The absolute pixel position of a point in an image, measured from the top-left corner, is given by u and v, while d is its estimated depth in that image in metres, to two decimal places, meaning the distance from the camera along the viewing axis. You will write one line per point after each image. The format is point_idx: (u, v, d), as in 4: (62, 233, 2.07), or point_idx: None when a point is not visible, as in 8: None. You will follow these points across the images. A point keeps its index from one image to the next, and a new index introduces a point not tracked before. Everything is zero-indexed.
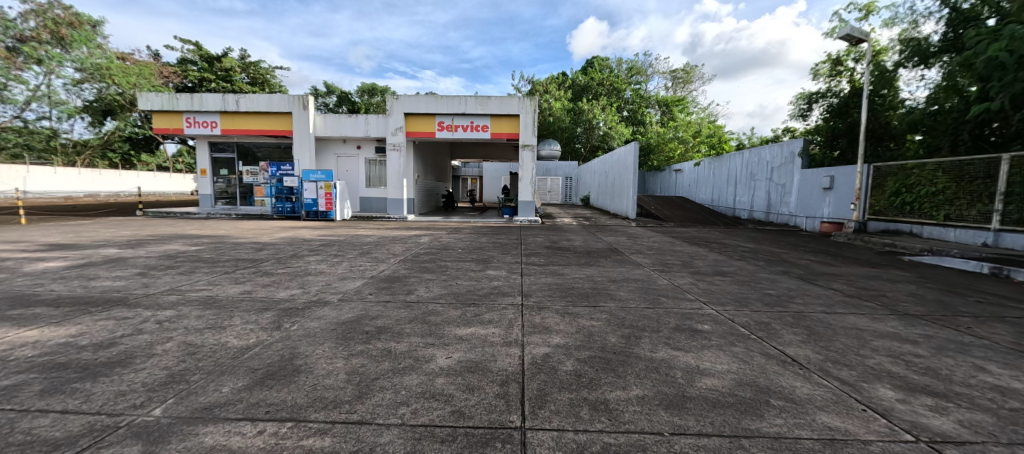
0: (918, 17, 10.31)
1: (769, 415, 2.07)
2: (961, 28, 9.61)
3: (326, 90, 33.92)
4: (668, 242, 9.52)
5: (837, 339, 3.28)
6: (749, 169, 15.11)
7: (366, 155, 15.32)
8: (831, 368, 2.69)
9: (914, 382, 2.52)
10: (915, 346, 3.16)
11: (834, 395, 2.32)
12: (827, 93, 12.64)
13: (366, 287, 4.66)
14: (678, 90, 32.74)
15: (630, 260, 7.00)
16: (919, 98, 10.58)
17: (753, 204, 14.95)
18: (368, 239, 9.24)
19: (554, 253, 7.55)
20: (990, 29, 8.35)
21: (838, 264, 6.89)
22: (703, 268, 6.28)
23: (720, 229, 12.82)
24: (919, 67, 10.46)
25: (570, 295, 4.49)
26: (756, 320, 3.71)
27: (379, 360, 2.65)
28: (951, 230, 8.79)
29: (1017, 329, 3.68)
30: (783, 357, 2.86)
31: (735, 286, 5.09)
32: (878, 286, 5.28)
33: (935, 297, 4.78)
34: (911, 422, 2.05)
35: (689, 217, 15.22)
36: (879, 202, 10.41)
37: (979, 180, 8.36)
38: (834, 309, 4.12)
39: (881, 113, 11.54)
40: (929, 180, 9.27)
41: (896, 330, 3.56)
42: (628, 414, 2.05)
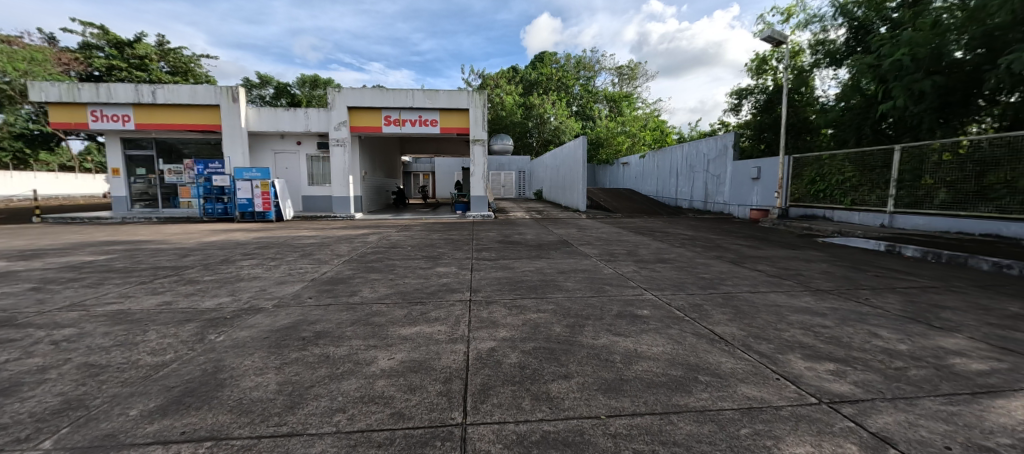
0: (827, 24, 11.45)
1: (696, 391, 2.23)
2: (860, 34, 10.82)
3: (261, 82, 31.52)
4: (616, 233, 9.95)
5: (759, 315, 3.59)
6: (689, 162, 16.09)
7: (307, 151, 14.46)
8: (752, 343, 2.93)
9: (821, 350, 2.82)
10: (824, 318, 3.53)
11: (754, 368, 2.53)
12: (755, 89, 13.75)
13: (306, 291, 4.41)
14: (624, 86, 33.93)
15: (579, 251, 7.21)
16: (831, 96, 11.79)
17: (693, 194, 15.88)
18: (310, 239, 8.76)
19: (506, 247, 7.60)
20: (887, 37, 9.48)
21: (764, 247, 7.55)
22: (646, 256, 6.60)
23: (664, 219, 13.56)
24: (830, 67, 11.67)
25: (518, 288, 4.53)
26: (690, 303, 3.97)
27: (314, 366, 2.52)
28: (857, 213, 9.86)
29: (904, 298, 4.22)
30: (711, 336, 3.07)
31: (673, 272, 5.41)
32: (796, 265, 5.85)
33: (843, 274, 5.35)
34: (816, 386, 2.29)
35: (637, 208, 15.92)
36: (799, 190, 11.48)
37: (878, 169, 9.42)
38: (758, 288, 4.52)
39: (800, 109, 12.77)
40: (838, 170, 10.37)
41: (809, 304, 3.95)
42: (568, 401, 2.11)
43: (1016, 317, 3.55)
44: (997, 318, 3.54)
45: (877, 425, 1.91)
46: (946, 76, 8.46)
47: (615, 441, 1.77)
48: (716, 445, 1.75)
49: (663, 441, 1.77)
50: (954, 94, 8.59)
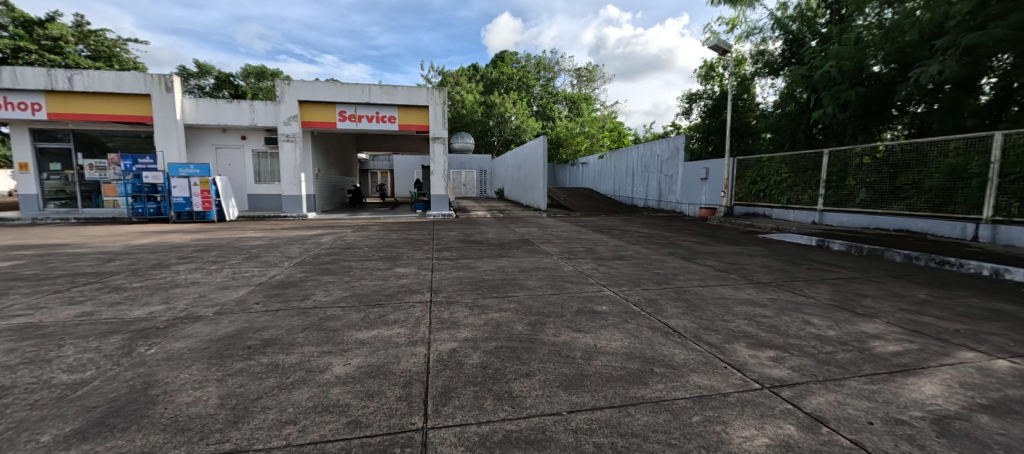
0: (766, 36, 12.34)
1: (652, 382, 2.32)
2: (795, 46, 11.76)
3: (200, 71, 29.08)
4: (575, 231, 10.16)
5: (708, 308, 3.80)
6: (644, 162, 16.77)
7: (253, 146, 13.55)
8: (702, 335, 3.10)
9: (763, 339, 3.03)
10: (765, 308, 3.80)
11: (704, 358, 2.67)
12: (704, 94, 14.59)
13: (252, 296, 4.13)
14: (583, 87, 34.73)
15: (540, 249, 7.29)
16: (770, 103, 12.73)
17: (647, 193, 16.57)
18: (257, 241, 8.21)
19: (467, 247, 7.53)
20: (817, 50, 10.39)
21: (712, 243, 8.02)
22: (604, 254, 6.80)
23: (620, 217, 14.04)
24: (769, 76, 12.61)
25: (480, 288, 4.50)
26: (646, 297, 4.14)
27: (262, 377, 2.35)
28: (792, 211, 10.70)
29: (833, 287, 4.64)
30: (665, 329, 3.21)
31: (630, 268, 5.60)
32: (740, 260, 6.26)
33: (780, 267, 5.80)
34: (759, 373, 2.45)
35: (595, 207, 16.37)
36: (742, 190, 12.30)
37: (810, 170, 10.28)
38: (707, 282, 4.80)
39: (743, 114, 13.70)
40: (776, 172, 11.21)
41: (751, 296, 4.25)
42: (530, 399, 2.11)
43: (923, 303, 4.00)
44: (907, 303, 3.99)
45: (810, 406, 2.08)
46: (867, 87, 9.37)
47: (576, 435, 1.80)
48: (671, 434, 1.83)
49: (622, 433, 1.83)
50: (873, 104, 9.57)
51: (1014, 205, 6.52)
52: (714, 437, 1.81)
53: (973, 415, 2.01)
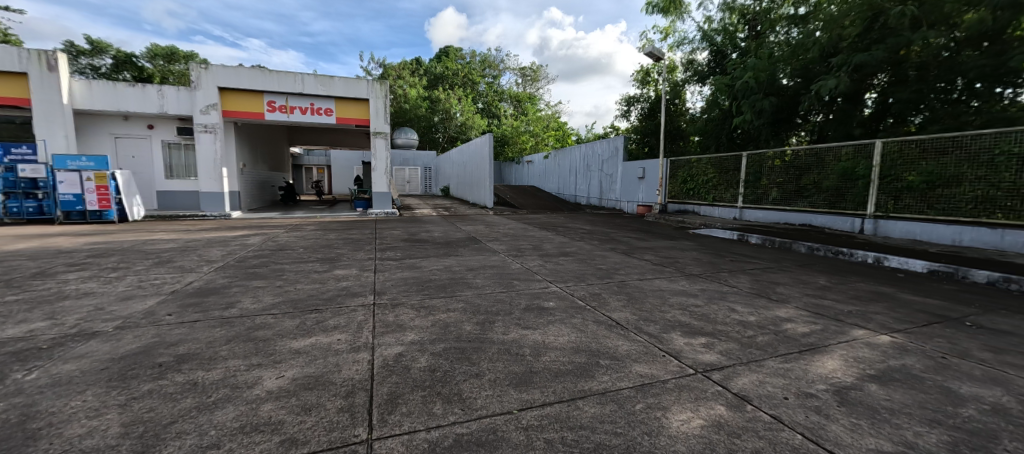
0: (695, 46, 13.35)
1: (598, 375, 2.40)
2: (720, 57, 12.86)
3: (92, 48, 25.15)
4: (522, 229, 10.28)
5: (647, 300, 4.03)
6: (586, 162, 17.41)
7: (163, 137, 12.03)
8: (643, 326, 3.27)
9: (696, 327, 3.27)
10: (696, 298, 4.11)
11: (645, 348, 2.82)
12: (641, 98, 15.47)
13: (163, 306, 3.65)
14: (528, 87, 35.17)
15: (487, 247, 7.27)
16: (698, 108, 13.78)
17: (589, 191, 17.23)
18: (169, 243, 7.30)
19: (412, 246, 7.31)
20: (738, 62, 11.43)
21: (649, 239, 8.54)
22: (550, 251, 6.95)
23: (565, 215, 14.46)
24: (697, 84, 13.66)
25: (426, 288, 4.38)
26: (590, 292, 4.29)
27: (176, 398, 2.08)
28: (717, 208, 11.69)
29: (752, 277, 5.15)
30: (609, 322, 3.35)
31: (575, 264, 5.78)
32: (673, 254, 6.73)
33: (708, 259, 6.31)
34: (693, 359, 2.64)
35: (541, 205, 16.69)
36: (674, 189, 13.22)
37: (731, 171, 11.29)
38: (646, 276, 5.09)
39: (675, 118, 14.72)
40: (703, 172, 12.15)
41: (684, 287, 4.57)
42: (480, 400, 2.09)
43: (823, 288, 4.57)
44: (811, 289, 4.54)
45: (737, 386, 2.28)
46: (779, 97, 10.47)
47: (527, 433, 1.80)
48: (617, 423, 1.90)
49: (571, 426, 1.86)
50: (783, 112, 10.72)
51: (890, 203, 7.67)
52: (654, 423, 1.91)
53: (864, 385, 2.33)
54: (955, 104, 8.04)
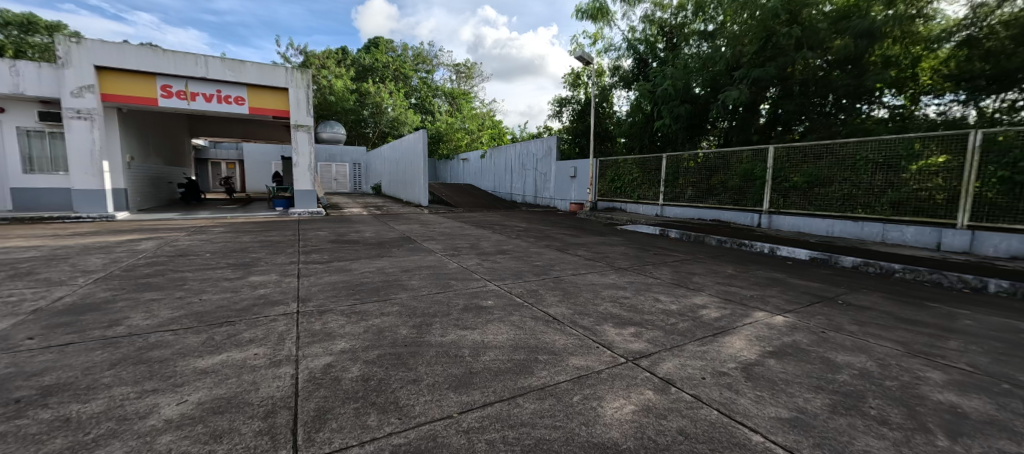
0: (620, 54, 14.21)
1: (537, 370, 2.44)
2: (642, 65, 13.82)
3: None
4: (458, 227, 10.16)
5: (581, 294, 4.20)
6: (521, 160, 17.72)
7: (18, 122, 9.94)
8: (577, 319, 3.40)
9: (625, 318, 3.48)
10: (625, 291, 4.37)
11: (580, 341, 2.93)
12: (572, 100, 16.12)
13: (21, 329, 3.00)
14: (462, 84, 34.80)
15: (423, 247, 7.06)
16: (623, 112, 14.67)
17: (525, 190, 17.56)
18: (28, 252, 6.03)
19: (341, 247, 6.85)
20: (658, 70, 12.36)
21: (581, 235, 8.92)
22: (487, 249, 6.95)
23: (501, 212, 14.57)
24: (623, 89, 14.56)
25: (358, 292, 4.13)
26: (527, 289, 4.36)
27: (42, 440, 1.72)
28: (641, 206, 12.55)
29: (672, 269, 5.61)
30: (546, 318, 3.43)
31: (512, 262, 5.84)
32: (603, 249, 7.11)
33: (634, 253, 6.76)
34: (624, 348, 2.80)
35: (477, 203, 16.65)
36: (603, 187, 13.96)
37: (652, 171, 12.16)
38: (579, 271, 5.30)
39: (603, 120, 15.53)
40: (629, 172, 12.96)
41: (614, 280, 4.85)
42: (418, 407, 2.01)
43: (730, 276, 5.14)
44: (720, 277, 5.07)
45: (663, 371, 2.46)
46: (692, 104, 11.50)
47: (468, 436, 1.77)
48: (556, 416, 1.95)
49: (511, 425, 1.87)
50: (695, 118, 11.79)
51: (780, 200, 8.82)
52: (590, 413, 1.99)
53: (765, 360, 2.65)
54: (828, 115, 9.46)
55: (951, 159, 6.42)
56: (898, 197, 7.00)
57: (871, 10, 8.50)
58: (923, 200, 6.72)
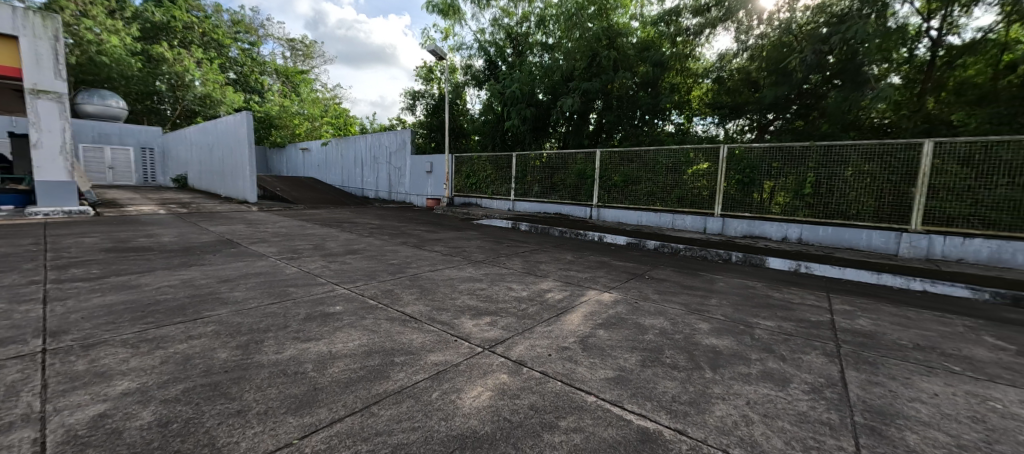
0: (471, 53, 14.60)
1: (393, 374, 2.32)
2: (491, 68, 14.50)
3: None
4: (298, 226, 8.91)
5: (438, 290, 4.18)
6: (372, 153, 16.59)
7: None
8: (435, 315, 3.38)
9: (482, 308, 3.62)
10: (481, 283, 4.54)
11: (438, 337, 2.91)
12: (425, 94, 15.87)
13: None
14: (299, 62, 30.34)
15: (250, 251, 5.93)
16: (475, 110, 15.11)
17: (377, 184, 16.53)
18: None
19: (122, 257, 5.20)
20: (506, 73, 13.14)
21: (438, 231, 8.88)
22: (335, 249, 6.28)
23: (351, 209, 13.38)
24: (475, 88, 15.02)
25: (152, 313, 3.21)
26: (382, 290, 4.11)
27: None
28: (495, 201, 13.20)
29: (523, 259, 6.09)
30: (402, 317, 3.30)
31: (364, 262, 5.41)
32: (461, 244, 7.23)
33: (489, 246, 7.10)
34: (481, 338, 2.90)
35: (322, 199, 14.90)
36: (460, 183, 14.19)
37: (504, 168, 12.87)
38: (437, 267, 5.27)
39: (456, 118, 15.70)
40: (483, 168, 13.45)
41: (471, 273, 4.98)
42: (245, 442, 1.68)
43: (570, 262, 5.87)
44: (563, 264, 5.73)
45: (516, 354, 2.65)
46: (537, 108, 12.64)
47: None
48: (414, 418, 1.88)
49: (365, 437, 1.73)
50: (539, 121, 12.95)
51: (606, 196, 10.48)
52: (449, 407, 1.99)
53: (596, 331, 3.11)
54: (637, 127, 11.59)
55: (710, 166, 8.66)
56: (681, 193, 9.10)
57: (663, 46, 10.81)
58: (695, 196, 8.90)
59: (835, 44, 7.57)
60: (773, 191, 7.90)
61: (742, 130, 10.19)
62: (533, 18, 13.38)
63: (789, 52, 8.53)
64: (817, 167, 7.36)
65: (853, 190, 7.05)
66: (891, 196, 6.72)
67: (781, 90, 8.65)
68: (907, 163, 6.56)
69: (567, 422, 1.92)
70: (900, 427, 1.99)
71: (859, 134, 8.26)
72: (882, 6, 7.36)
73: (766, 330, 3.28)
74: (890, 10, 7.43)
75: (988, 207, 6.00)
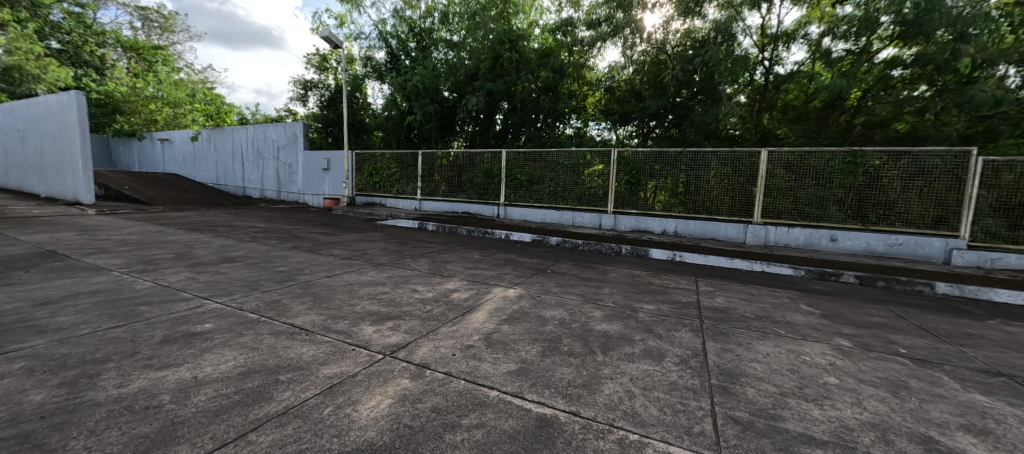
0: (371, 44, 13.79)
1: (278, 394, 2.09)
2: (394, 61, 13.85)
3: None
4: (155, 232, 7.45)
5: (335, 297, 3.87)
6: (255, 147, 14.68)
7: None
8: (330, 324, 3.12)
9: (383, 313, 3.45)
10: (383, 286, 4.33)
11: (332, 348, 2.69)
12: (319, 84, 14.53)
13: None
14: (154, 36, 24.94)
15: (83, 264, 4.77)
16: (378, 105, 14.28)
17: (263, 183, 14.71)
18: None
19: None
20: (409, 68, 12.68)
21: (336, 233, 8.20)
22: (206, 257, 5.40)
23: (228, 211, 11.63)
24: (376, 81, 14.21)
25: None
26: (266, 301, 3.65)
27: None
28: (401, 200, 12.66)
29: (430, 259, 5.95)
30: (290, 330, 2.98)
31: (244, 271, 4.76)
32: (362, 246, 6.78)
33: (393, 248, 6.79)
34: (381, 345, 2.76)
35: (190, 199, 12.71)
36: (361, 182, 13.29)
37: (410, 166, 12.39)
38: (334, 272, 4.87)
39: (356, 112, 14.60)
40: (386, 166, 12.78)
41: (373, 277, 4.71)
42: None
43: (477, 261, 5.91)
44: (470, 263, 5.75)
45: (419, 358, 2.58)
46: (442, 106, 12.42)
47: None
48: (301, 440, 1.72)
49: None
50: (445, 119, 12.75)
51: (512, 195, 10.79)
52: (343, 422, 1.86)
53: (501, 327, 3.19)
54: (540, 129, 12.14)
55: (603, 168, 9.46)
56: (580, 192, 9.80)
57: (561, 54, 11.54)
58: (592, 195, 9.67)
59: (697, 64, 8.91)
60: (655, 190, 8.95)
61: (631, 136, 11.14)
62: (437, 14, 13.18)
63: (662, 68, 9.79)
64: (688, 170, 8.55)
65: (713, 189, 8.35)
66: (740, 194, 8.12)
67: (660, 101, 9.83)
68: (751, 168, 7.97)
69: (469, 419, 1.93)
70: (743, 384, 2.42)
71: (717, 142, 9.81)
72: (730, 36, 8.86)
73: (648, 313, 3.72)
74: (736, 41, 9.02)
75: (803, 203, 7.62)
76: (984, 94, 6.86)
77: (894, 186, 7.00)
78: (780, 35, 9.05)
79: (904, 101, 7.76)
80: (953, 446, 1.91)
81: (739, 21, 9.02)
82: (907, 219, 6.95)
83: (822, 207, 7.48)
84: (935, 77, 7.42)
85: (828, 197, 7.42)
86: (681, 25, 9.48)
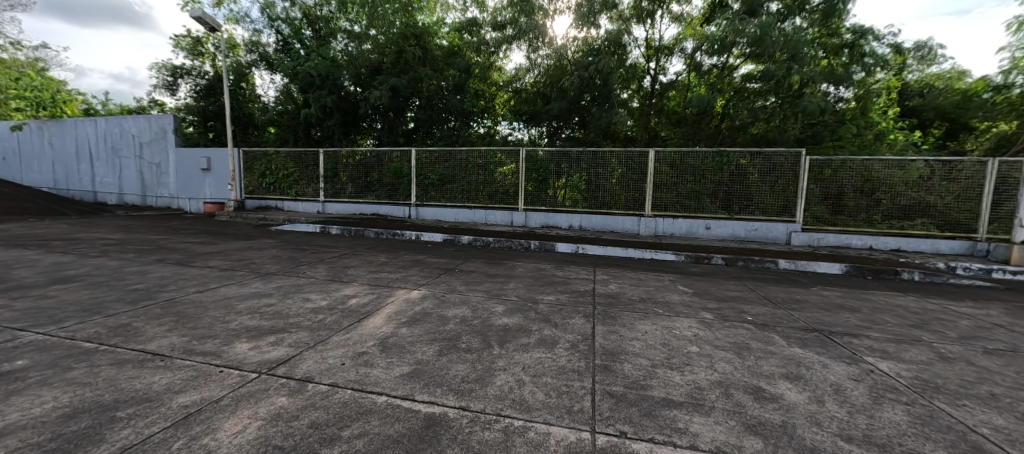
0: (258, 28, 12.37)
1: (113, 433, 1.77)
2: (285, 49, 12.54)
3: None
4: None
5: (205, 314, 3.39)
6: (109, 142, 12.28)
7: None
8: (196, 346, 2.73)
9: (265, 327, 3.12)
10: (269, 297, 3.92)
11: (193, 372, 2.36)
12: (192, 71, 12.63)
13: None
14: None
15: None
16: (268, 96, 12.79)
17: (122, 185, 12.37)
18: None
19: None
20: (302, 56, 11.60)
21: (217, 242, 7.18)
22: (26, 280, 4.33)
23: (70, 221, 9.52)
24: (266, 70, 12.78)
25: None
26: (110, 326, 3.06)
27: None
28: (300, 203, 11.55)
29: (329, 265, 5.53)
30: (141, 357, 2.54)
31: (83, 292, 3.92)
32: (248, 255, 6.04)
33: (287, 255, 6.18)
34: (256, 362, 2.49)
35: (13, 208, 10.17)
36: (252, 183, 11.85)
37: (310, 166, 11.35)
38: (208, 286, 4.26)
39: (243, 104, 12.92)
40: (281, 166, 11.56)
41: (258, 289, 4.23)
42: None
43: (382, 264, 5.65)
44: (375, 267, 5.48)
45: (301, 371, 2.39)
46: (343, 100, 11.60)
47: None
48: None
49: None
50: (348, 115, 11.94)
51: (424, 195, 10.54)
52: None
53: (398, 330, 3.10)
54: (451, 129, 11.91)
55: (513, 166, 9.70)
56: (493, 190, 9.93)
57: (468, 54, 11.55)
58: (504, 193, 9.86)
59: (592, 71, 9.55)
60: (562, 188, 9.44)
61: (541, 136, 11.45)
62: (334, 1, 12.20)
63: (563, 73, 10.35)
64: (590, 169, 9.15)
65: (612, 186, 9.07)
66: (634, 190, 8.95)
67: (563, 104, 10.35)
68: (642, 166, 8.82)
69: (351, 430, 1.84)
70: (622, 361, 2.67)
71: (615, 142, 10.64)
72: (621, 46, 9.67)
73: (547, 304, 3.92)
74: (627, 51, 9.89)
75: (683, 197, 8.69)
76: (812, 106, 8.44)
77: (751, 181, 8.28)
78: (661, 47, 10.16)
79: (758, 110, 9.19)
80: (775, 392, 2.33)
81: (629, 34, 9.92)
82: (762, 209, 8.30)
83: (699, 200, 8.60)
84: (779, 91, 8.92)
85: (702, 190, 8.57)
86: (578, 33, 10.11)
